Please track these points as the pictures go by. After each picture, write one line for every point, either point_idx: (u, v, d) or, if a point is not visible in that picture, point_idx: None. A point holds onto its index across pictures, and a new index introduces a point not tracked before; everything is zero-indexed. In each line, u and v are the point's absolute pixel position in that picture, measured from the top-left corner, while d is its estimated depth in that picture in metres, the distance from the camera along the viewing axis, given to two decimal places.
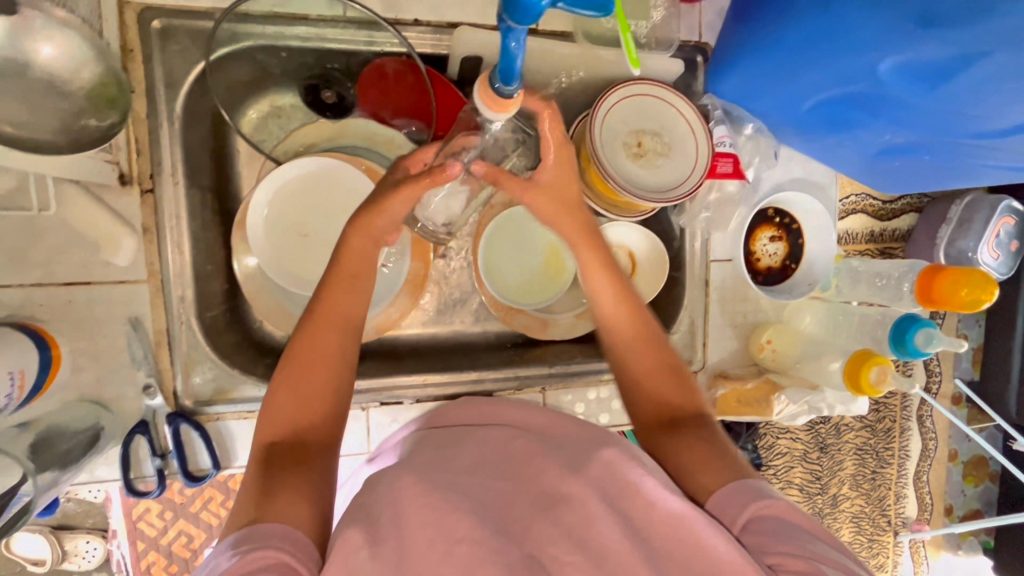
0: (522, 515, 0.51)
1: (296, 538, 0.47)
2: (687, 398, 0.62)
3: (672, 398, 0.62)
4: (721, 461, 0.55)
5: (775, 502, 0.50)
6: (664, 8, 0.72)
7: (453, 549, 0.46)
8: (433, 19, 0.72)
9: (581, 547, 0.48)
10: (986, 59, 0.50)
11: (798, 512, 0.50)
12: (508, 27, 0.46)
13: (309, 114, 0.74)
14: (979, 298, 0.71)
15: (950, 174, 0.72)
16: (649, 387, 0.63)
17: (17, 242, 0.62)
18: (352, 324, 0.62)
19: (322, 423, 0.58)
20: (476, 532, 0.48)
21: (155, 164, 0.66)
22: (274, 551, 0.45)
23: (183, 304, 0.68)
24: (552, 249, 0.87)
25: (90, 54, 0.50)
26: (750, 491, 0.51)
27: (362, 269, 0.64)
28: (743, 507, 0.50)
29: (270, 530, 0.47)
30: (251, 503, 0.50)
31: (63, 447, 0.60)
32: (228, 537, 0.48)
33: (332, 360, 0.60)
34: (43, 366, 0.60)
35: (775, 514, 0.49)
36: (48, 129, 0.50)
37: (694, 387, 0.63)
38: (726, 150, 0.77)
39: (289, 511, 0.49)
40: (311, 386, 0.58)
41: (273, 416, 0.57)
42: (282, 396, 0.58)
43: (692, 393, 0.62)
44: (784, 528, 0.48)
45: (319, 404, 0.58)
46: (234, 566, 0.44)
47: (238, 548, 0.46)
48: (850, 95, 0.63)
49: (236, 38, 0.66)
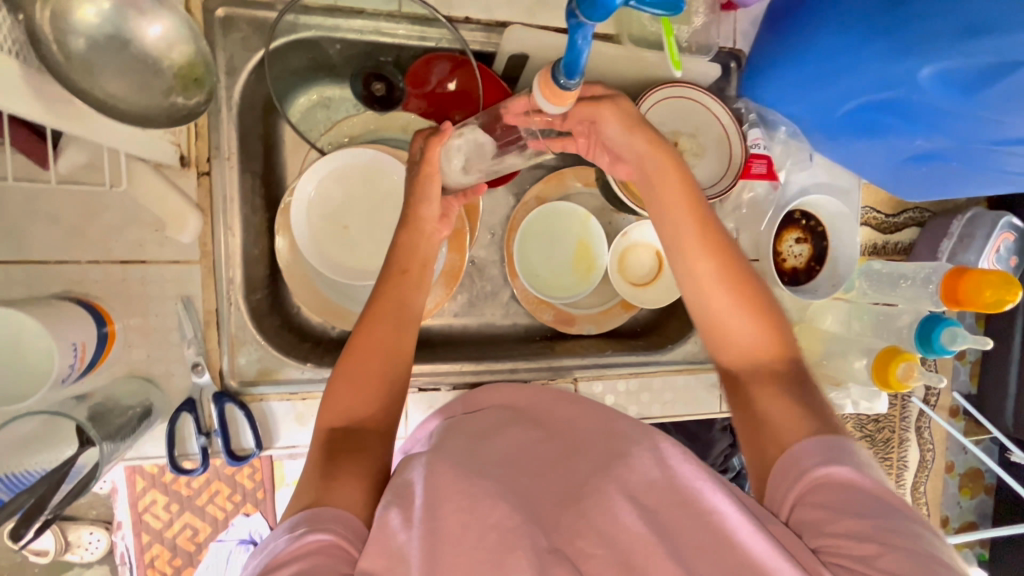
0: (554, 511, 0.52)
1: (350, 523, 0.49)
2: (776, 343, 0.60)
3: (761, 340, 0.60)
4: (813, 418, 0.54)
5: (839, 470, 0.49)
6: (705, 15, 0.75)
7: (484, 536, 0.47)
8: (483, 18, 0.74)
9: (607, 541, 0.48)
10: (1023, 71, 0.53)
11: (865, 478, 0.49)
12: (579, 24, 0.49)
13: (357, 105, 0.76)
14: (1001, 299, 0.74)
15: (973, 181, 0.75)
16: (737, 328, 0.61)
17: (76, 219, 0.64)
18: (407, 319, 0.63)
19: (380, 412, 0.59)
20: (510, 520, 0.48)
21: (214, 147, 0.68)
22: (330, 534, 0.47)
23: (232, 287, 0.69)
24: (584, 245, 0.90)
25: (185, 35, 0.51)
26: (808, 459, 0.51)
27: (410, 265, 0.65)
28: (799, 479, 0.50)
29: (325, 515, 0.48)
30: (311, 486, 0.52)
31: (118, 421, 0.61)
32: (284, 523, 0.50)
33: (388, 352, 0.61)
34: (100, 341, 0.61)
35: (838, 484, 0.48)
36: (140, 104, 0.50)
37: (784, 331, 0.61)
38: (760, 151, 0.79)
39: (345, 496, 0.51)
40: (369, 377, 0.59)
41: (334, 404, 0.58)
42: (341, 386, 0.59)
43: (782, 338, 0.60)
44: (847, 499, 0.47)
45: (376, 394, 0.59)
46: (292, 548, 0.45)
47: (294, 531, 0.47)
48: (887, 102, 0.66)
49: (296, 29, 0.69)
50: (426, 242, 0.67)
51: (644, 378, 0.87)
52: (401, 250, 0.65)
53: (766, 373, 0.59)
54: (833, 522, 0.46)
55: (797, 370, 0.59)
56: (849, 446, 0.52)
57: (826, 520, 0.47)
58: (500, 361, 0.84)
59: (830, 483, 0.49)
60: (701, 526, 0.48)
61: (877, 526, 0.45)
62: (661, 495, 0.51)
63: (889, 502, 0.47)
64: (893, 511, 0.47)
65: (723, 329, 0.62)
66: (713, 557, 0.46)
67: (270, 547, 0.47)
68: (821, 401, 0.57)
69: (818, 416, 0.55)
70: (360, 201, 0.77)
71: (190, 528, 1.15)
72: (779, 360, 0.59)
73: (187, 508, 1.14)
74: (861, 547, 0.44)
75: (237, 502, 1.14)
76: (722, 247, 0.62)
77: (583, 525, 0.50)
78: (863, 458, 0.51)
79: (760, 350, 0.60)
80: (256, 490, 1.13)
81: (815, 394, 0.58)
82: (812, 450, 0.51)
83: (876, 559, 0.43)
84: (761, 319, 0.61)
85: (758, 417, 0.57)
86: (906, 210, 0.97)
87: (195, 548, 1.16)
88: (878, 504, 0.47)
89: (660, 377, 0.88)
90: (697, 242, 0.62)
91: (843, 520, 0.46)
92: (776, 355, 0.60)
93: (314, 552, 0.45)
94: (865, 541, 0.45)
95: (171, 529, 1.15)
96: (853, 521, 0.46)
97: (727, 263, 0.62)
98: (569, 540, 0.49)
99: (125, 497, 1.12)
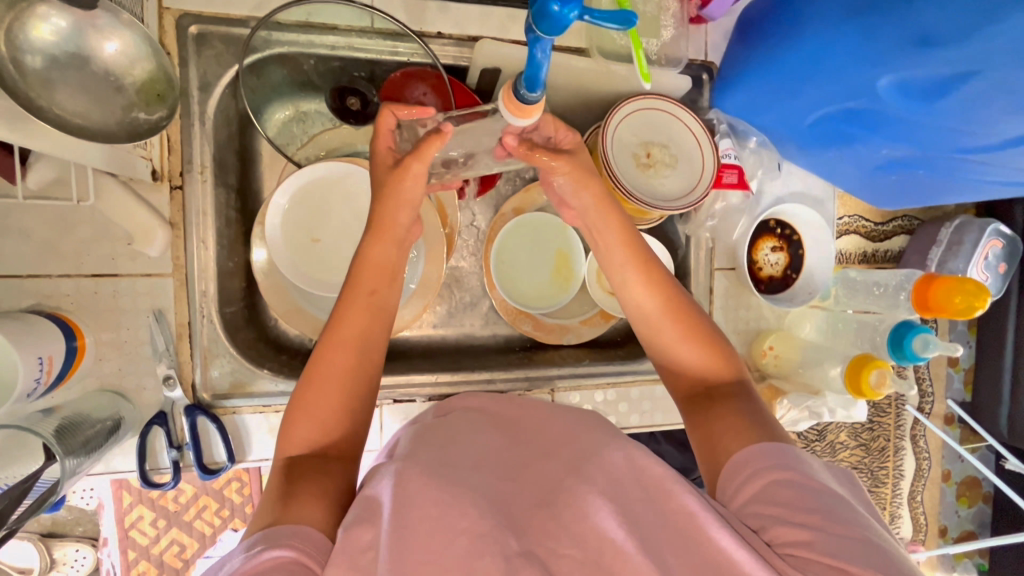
0: (525, 514, 0.53)
1: (309, 537, 0.49)
2: (722, 367, 0.63)
3: (704, 368, 0.64)
4: (758, 431, 0.56)
5: (787, 472, 0.50)
6: (673, 29, 0.76)
7: (454, 541, 0.47)
8: (456, 32, 0.75)
9: (579, 541, 0.49)
10: (977, 77, 0.54)
11: (815, 479, 0.50)
12: (537, 38, 0.50)
13: (333, 119, 0.78)
14: (972, 304, 0.75)
15: (945, 189, 0.76)
16: (681, 355, 0.65)
17: (48, 234, 0.64)
18: (371, 340, 0.63)
19: (343, 437, 0.60)
20: (479, 526, 0.49)
21: (186, 161, 0.68)
22: (285, 550, 0.46)
23: (205, 299, 0.70)
24: (561, 256, 0.90)
25: (147, 52, 0.53)
26: (763, 461, 0.52)
27: (382, 282, 0.66)
28: (739, 483, 0.52)
29: (282, 532, 0.48)
30: (271, 507, 0.52)
31: (87, 433, 0.61)
32: (242, 543, 0.49)
33: (348, 377, 0.61)
34: (69, 355, 0.61)
35: (789, 483, 0.50)
36: (107, 120, 0.52)
37: (728, 353, 0.64)
38: (731, 161, 0.79)
39: (308, 513, 0.51)
40: (330, 405, 0.59)
41: (293, 433, 0.58)
42: (300, 417, 0.59)
43: (727, 362, 0.64)
44: (798, 495, 0.49)
45: (337, 422, 0.59)
46: (247, 565, 0.45)
47: (251, 550, 0.46)
48: (850, 110, 0.67)
49: (269, 45, 0.70)
50: (392, 251, 0.67)
51: (621, 388, 0.87)
52: (368, 266, 0.65)
53: (715, 394, 0.61)
54: (776, 517, 0.48)
55: (743, 385, 0.62)
56: (778, 449, 0.53)
57: (779, 514, 0.48)
58: (476, 371, 0.84)
59: (767, 485, 0.50)
60: (665, 522, 0.49)
61: (827, 519, 0.46)
62: (629, 490, 0.52)
63: (838, 498, 0.49)
64: (844, 505, 0.48)
65: (672, 354, 0.66)
66: (685, 554, 0.46)
67: (224, 566, 0.46)
68: (771, 417, 0.58)
69: (765, 425, 0.57)
70: (333, 214, 0.77)
71: (176, 544, 1.14)
72: (726, 380, 0.62)
73: (174, 524, 1.13)
74: (810, 539, 0.46)
75: (225, 517, 1.13)
76: (668, 284, 0.67)
77: (554, 527, 0.51)
78: (794, 458, 0.52)
79: (706, 373, 0.63)
80: (244, 505, 1.13)
81: (758, 401, 0.60)
82: (763, 453, 0.53)
83: (820, 548, 0.45)
84: (702, 339, 0.65)
85: (710, 433, 0.58)
86: (896, 217, 0.98)
87: (182, 565, 1.14)
88: (811, 504, 0.48)
89: (638, 386, 0.88)
90: (639, 273, 0.67)
91: (795, 514, 0.47)
92: (720, 372, 0.63)
93: (271, 568, 0.44)
94: (810, 532, 0.46)
95: (158, 546, 1.13)
96: (804, 515, 0.47)
97: (674, 300, 0.66)
98: (540, 542, 0.50)
99: (110, 513, 1.09)
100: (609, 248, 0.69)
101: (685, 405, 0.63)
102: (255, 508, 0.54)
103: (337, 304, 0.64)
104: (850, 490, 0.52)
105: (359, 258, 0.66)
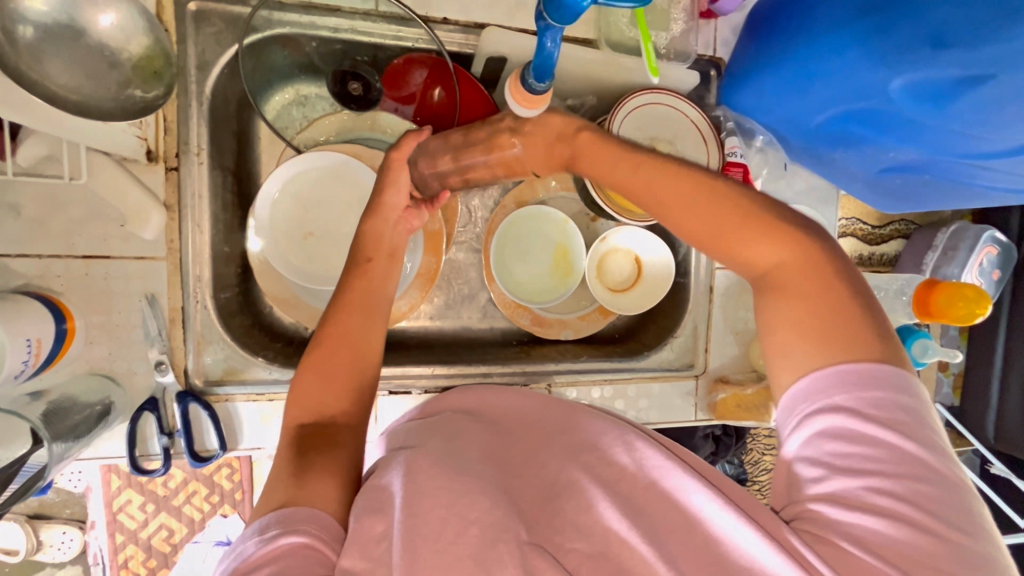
0: (532, 508, 0.51)
1: (324, 523, 0.47)
2: (788, 245, 0.52)
3: (767, 253, 0.53)
4: (829, 333, 0.47)
5: (838, 422, 0.45)
6: (683, 22, 0.76)
7: (466, 531, 0.46)
8: (462, 18, 0.74)
9: (586, 534, 0.49)
10: (990, 82, 0.53)
11: (875, 426, 0.44)
12: (548, 26, 0.50)
13: (334, 104, 0.77)
14: (973, 311, 0.77)
15: (952, 195, 0.76)
16: (733, 247, 0.55)
17: (38, 212, 0.63)
18: (373, 313, 0.63)
19: (349, 409, 0.58)
20: (491, 515, 0.48)
21: (182, 142, 0.67)
22: (306, 535, 0.45)
23: (200, 284, 0.68)
24: (562, 249, 0.88)
25: (142, 26, 0.53)
26: (807, 403, 0.47)
27: (375, 254, 0.67)
28: (790, 432, 0.49)
29: (297, 516, 0.46)
30: (283, 486, 0.50)
31: (74, 419, 0.59)
32: (252, 523, 0.47)
33: (355, 343, 0.61)
34: (57, 339, 0.60)
35: (840, 441, 0.45)
36: (100, 96, 0.52)
37: (789, 230, 0.53)
38: (737, 159, 0.77)
39: (322, 494, 0.49)
40: (340, 373, 0.59)
41: (302, 397, 0.57)
42: (310, 378, 0.58)
43: (792, 239, 0.52)
44: (850, 456, 0.44)
45: (343, 385, 0.59)
46: (264, 551, 0.43)
47: (266, 534, 0.45)
48: (858, 111, 0.66)
49: (271, 24, 0.68)
50: (390, 229, 0.69)
51: (618, 385, 0.87)
52: (366, 240, 0.68)
53: (780, 284, 0.51)
54: (828, 480, 0.45)
55: (815, 265, 0.51)
56: (838, 389, 0.46)
57: (817, 476, 0.45)
58: (473, 364, 0.83)
59: (825, 437, 0.46)
60: (675, 525, 0.48)
61: (873, 489, 0.43)
62: (634, 484, 0.52)
63: (899, 453, 0.43)
64: (904, 461, 0.43)
65: (725, 248, 0.55)
66: (686, 540, 0.47)
67: (236, 550, 0.45)
68: (849, 303, 0.49)
69: (835, 330, 0.47)
70: (333, 204, 0.77)
71: (165, 529, 1.12)
72: (790, 259, 0.51)
73: (163, 509, 1.11)
74: (852, 514, 0.43)
75: (214, 502, 1.11)
76: (710, 191, 0.56)
77: (559, 522, 0.50)
78: (858, 416, 0.45)
79: (768, 261, 0.53)
80: (233, 491, 1.11)
81: (841, 287, 0.49)
82: (811, 394, 0.47)
83: (854, 524, 0.42)
84: (752, 227, 0.54)
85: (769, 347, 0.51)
86: (893, 221, 0.98)
87: (170, 550, 1.13)
88: (861, 466, 0.44)
89: (635, 384, 0.87)
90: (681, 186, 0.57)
91: (833, 481, 0.44)
92: (787, 256, 0.52)
93: (288, 554, 0.43)
94: (846, 507, 0.43)
95: (146, 530, 1.11)
96: (844, 479, 0.44)
97: (715, 200, 0.56)
98: (548, 537, 0.49)
99: (99, 496, 1.08)
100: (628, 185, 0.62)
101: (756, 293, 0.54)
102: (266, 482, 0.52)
103: (345, 279, 0.66)
104: (931, 428, 0.45)
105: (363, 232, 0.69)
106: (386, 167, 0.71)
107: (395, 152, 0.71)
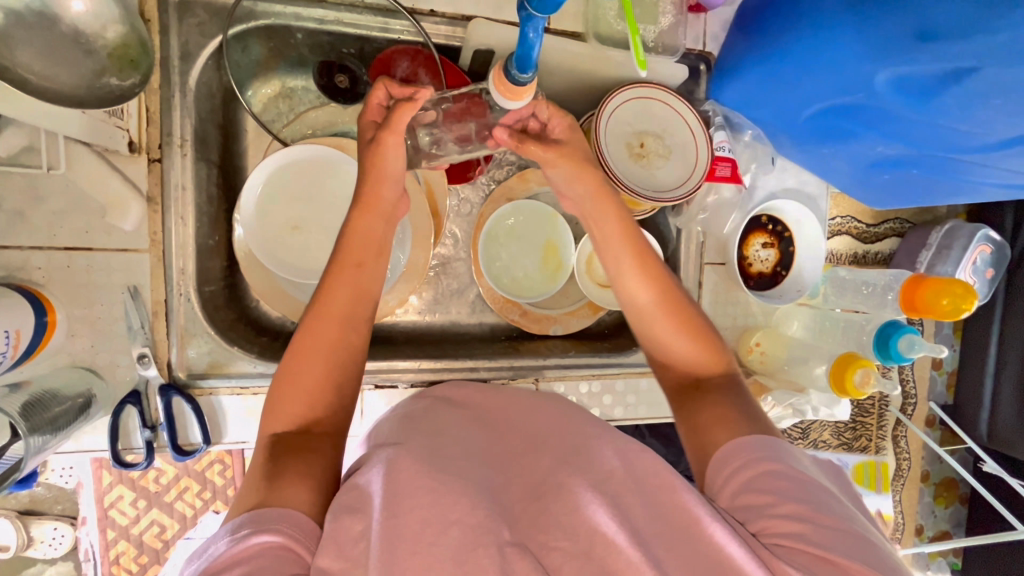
0: (518, 507, 0.52)
1: (298, 522, 0.48)
2: (711, 360, 0.63)
3: (691, 360, 0.63)
4: (743, 422, 0.57)
5: (778, 462, 0.51)
6: (672, 16, 0.76)
7: (446, 532, 0.46)
8: (449, 10, 0.73)
9: (570, 533, 0.48)
10: (975, 75, 0.53)
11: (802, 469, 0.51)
12: (529, 16, 0.50)
13: (319, 96, 0.78)
14: (959, 307, 0.76)
15: (941, 189, 0.76)
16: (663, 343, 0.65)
17: (19, 203, 0.62)
18: (358, 319, 0.62)
19: (330, 418, 0.58)
20: (472, 517, 0.47)
21: (166, 133, 0.66)
22: (275, 534, 0.46)
23: (184, 277, 0.68)
24: (551, 245, 0.88)
25: (115, 12, 0.54)
26: (749, 449, 0.53)
27: (366, 258, 0.64)
28: (727, 480, 0.53)
29: (270, 515, 0.47)
30: (255, 488, 0.50)
31: (55, 411, 0.59)
32: (226, 524, 0.48)
33: (332, 350, 0.59)
34: (38, 331, 0.59)
35: (779, 474, 0.51)
36: (76, 82, 0.52)
37: (717, 348, 0.64)
38: (725, 154, 0.79)
39: (293, 495, 0.50)
40: (314, 381, 0.58)
41: (280, 411, 0.57)
42: (285, 387, 0.58)
43: (717, 355, 0.64)
44: (791, 486, 0.49)
45: (319, 398, 0.58)
46: (234, 551, 0.44)
47: (236, 534, 0.45)
48: (846, 105, 0.66)
49: (253, 16, 0.67)
50: (381, 231, 0.67)
51: (606, 380, 0.87)
52: (354, 242, 0.64)
53: (701, 384, 0.62)
54: (778, 507, 0.48)
55: (732, 380, 0.62)
56: (762, 443, 0.54)
57: (768, 503, 0.49)
58: (460, 358, 0.83)
59: (766, 473, 0.51)
60: (662, 529, 0.48)
61: (815, 510, 0.47)
62: (622, 483, 0.51)
63: (826, 490, 0.50)
64: (831, 498, 0.50)
65: (654, 340, 0.65)
66: (675, 545, 0.47)
67: (207, 550, 0.45)
68: (758, 408, 0.59)
69: (750, 417, 0.57)
70: (319, 199, 0.76)
71: (156, 526, 1.11)
72: (713, 373, 0.63)
73: (154, 506, 1.10)
74: (805, 532, 0.46)
75: (206, 499, 1.11)
76: (662, 275, 0.66)
77: (546, 521, 0.49)
78: (785, 460, 0.52)
79: (693, 365, 0.63)
80: (226, 488, 1.11)
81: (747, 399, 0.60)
82: (755, 442, 0.53)
83: (808, 538, 0.45)
84: (685, 327, 0.64)
85: (698, 425, 0.58)
86: (888, 219, 0.98)
87: (162, 546, 1.13)
88: (799, 493, 0.49)
89: (623, 379, 0.87)
90: (631, 238, 0.67)
91: (783, 504, 0.48)
92: (707, 367, 0.63)
93: (257, 555, 0.44)
94: (800, 523, 0.47)
95: (138, 526, 1.11)
96: (794, 505, 0.48)
97: (667, 289, 0.65)
98: (532, 536, 0.48)
99: (90, 493, 1.08)
100: (605, 239, 0.68)
101: (674, 398, 0.63)
102: (240, 487, 0.52)
103: (321, 282, 0.62)
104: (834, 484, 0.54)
105: (344, 230, 0.65)
106: (377, 149, 0.66)
107: (389, 133, 0.65)
